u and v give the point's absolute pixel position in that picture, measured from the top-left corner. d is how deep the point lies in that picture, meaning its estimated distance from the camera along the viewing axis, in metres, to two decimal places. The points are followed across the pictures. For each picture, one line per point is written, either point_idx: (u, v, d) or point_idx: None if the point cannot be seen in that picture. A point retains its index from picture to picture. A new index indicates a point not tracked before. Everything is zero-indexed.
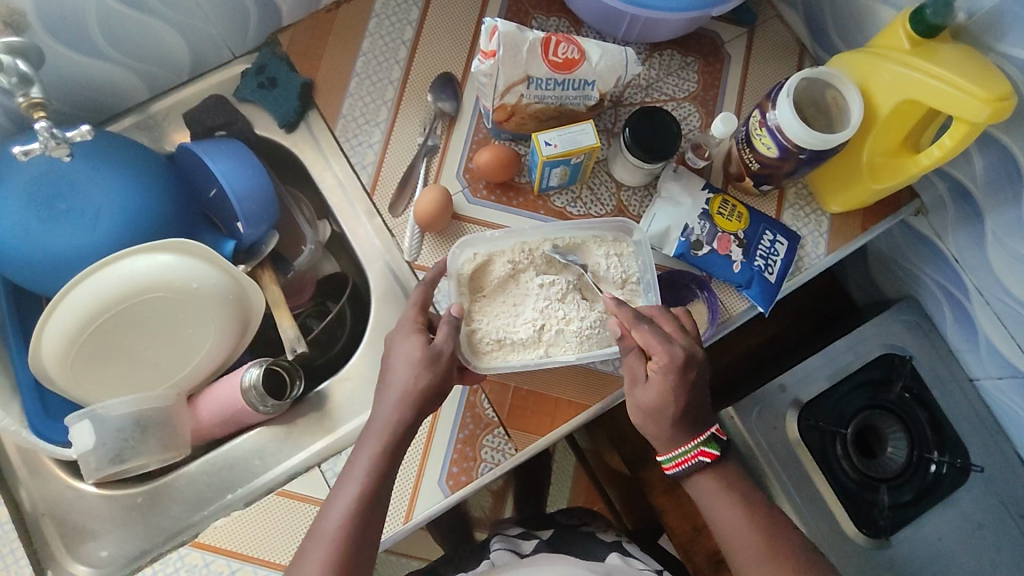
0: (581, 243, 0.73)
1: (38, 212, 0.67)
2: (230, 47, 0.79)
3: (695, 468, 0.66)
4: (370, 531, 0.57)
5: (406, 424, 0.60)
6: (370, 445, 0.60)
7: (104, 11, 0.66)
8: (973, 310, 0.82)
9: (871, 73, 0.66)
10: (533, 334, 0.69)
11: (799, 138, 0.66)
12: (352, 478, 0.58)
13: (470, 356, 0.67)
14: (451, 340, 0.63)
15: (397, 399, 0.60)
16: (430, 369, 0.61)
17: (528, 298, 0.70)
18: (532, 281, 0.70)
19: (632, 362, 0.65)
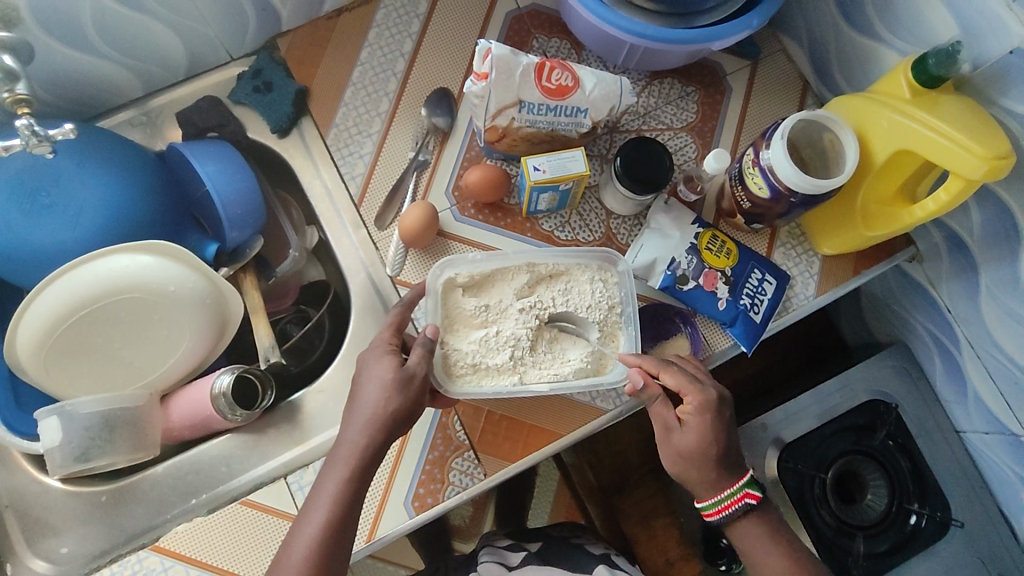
0: (565, 270, 0.72)
1: (22, 205, 0.67)
2: (228, 49, 0.79)
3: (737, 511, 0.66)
4: (335, 559, 0.56)
5: (372, 447, 0.59)
6: (338, 470, 0.59)
7: (98, 10, 0.65)
8: (964, 363, 0.81)
9: (871, 119, 0.65)
10: (509, 361, 0.68)
11: (791, 180, 0.65)
12: (320, 504, 0.57)
13: (443, 378, 0.67)
14: (425, 363, 0.62)
15: (365, 421, 0.59)
16: (400, 393, 0.60)
17: (506, 322, 0.69)
18: (512, 305, 0.69)
19: (660, 409, 0.66)
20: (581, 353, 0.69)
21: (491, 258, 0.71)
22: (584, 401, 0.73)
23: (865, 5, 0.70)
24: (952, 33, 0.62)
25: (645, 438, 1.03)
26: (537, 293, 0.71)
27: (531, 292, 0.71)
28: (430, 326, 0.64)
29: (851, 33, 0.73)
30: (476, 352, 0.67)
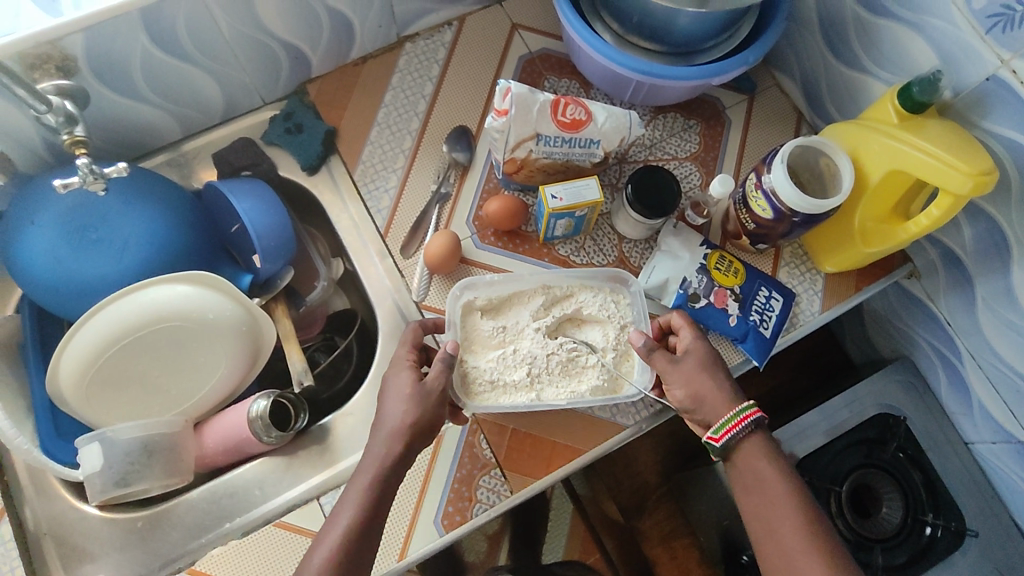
0: (579, 291, 0.76)
1: (71, 240, 0.71)
2: (262, 95, 0.85)
3: (744, 433, 0.65)
4: (359, 563, 0.58)
5: (397, 457, 0.61)
6: (360, 480, 0.61)
7: (147, 60, 0.70)
8: (967, 374, 0.84)
9: (863, 144, 0.70)
10: (527, 378, 0.71)
11: (792, 202, 0.69)
12: (344, 511, 0.59)
13: (462, 395, 0.70)
14: (443, 377, 0.66)
15: (389, 434, 0.62)
16: (417, 406, 0.63)
17: (523, 342, 0.72)
18: (528, 325, 0.73)
19: (660, 354, 0.69)
20: (597, 371, 0.73)
21: (507, 281, 0.75)
22: (605, 417, 0.76)
23: (850, 41, 0.76)
24: (933, 64, 0.68)
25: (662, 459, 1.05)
26: (552, 313, 0.74)
27: (545, 314, 0.75)
28: (452, 340, 0.68)
29: (840, 68, 0.80)
30: (495, 368, 0.70)
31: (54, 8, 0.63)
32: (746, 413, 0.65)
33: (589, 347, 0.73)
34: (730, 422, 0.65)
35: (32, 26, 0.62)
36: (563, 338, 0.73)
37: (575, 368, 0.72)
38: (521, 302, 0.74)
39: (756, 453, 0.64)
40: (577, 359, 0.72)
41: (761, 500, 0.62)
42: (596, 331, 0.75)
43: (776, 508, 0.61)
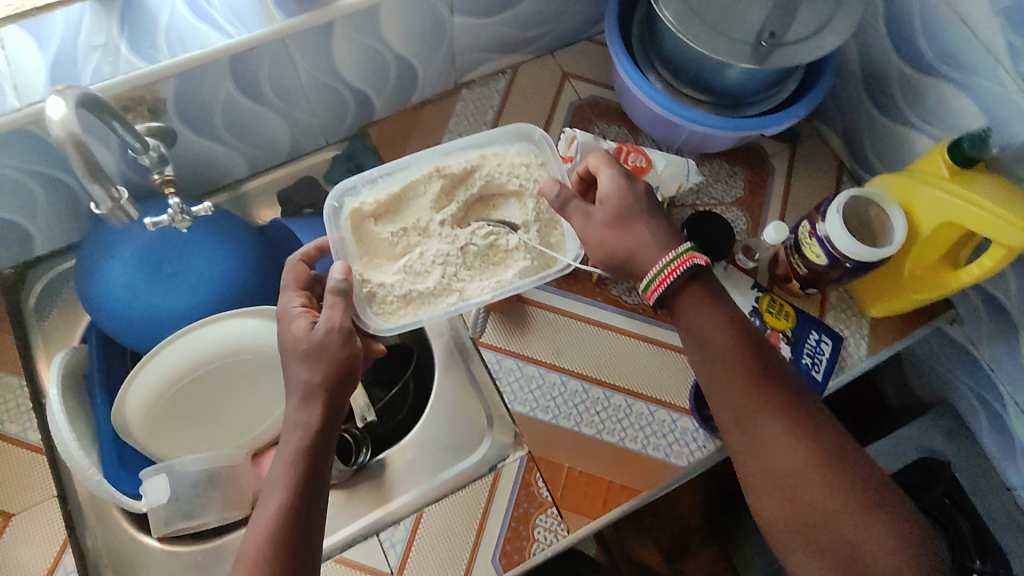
0: (481, 164, 0.74)
1: (148, 274, 0.74)
2: (326, 136, 0.88)
3: (681, 284, 0.61)
4: (298, 546, 0.52)
5: (317, 422, 0.57)
6: (283, 453, 0.56)
7: (229, 104, 0.74)
8: (1011, 421, 0.85)
9: (912, 195, 0.72)
10: (440, 280, 0.69)
11: (847, 249, 0.72)
12: (275, 491, 0.54)
13: (370, 318, 0.67)
14: (337, 309, 0.60)
15: (301, 398, 0.58)
16: (317, 361, 0.58)
17: (431, 242, 0.71)
18: (432, 221, 0.71)
19: (576, 206, 0.66)
20: (522, 252, 0.72)
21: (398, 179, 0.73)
22: (660, 457, 0.76)
23: (896, 97, 0.80)
24: (980, 122, 0.71)
25: (703, 501, 1.05)
26: (456, 198, 0.73)
27: (452, 195, 0.73)
28: (339, 264, 0.62)
29: (883, 121, 0.83)
30: (402, 282, 0.68)
31: (150, 53, 0.66)
32: (674, 266, 0.61)
33: (508, 228, 0.72)
34: (657, 280, 0.61)
35: (130, 70, 0.64)
36: (476, 225, 0.72)
37: (497, 256, 0.72)
38: (421, 190, 0.72)
39: (695, 309, 0.61)
40: (497, 243, 0.72)
41: (713, 369, 0.60)
42: (513, 207, 0.74)
43: (727, 372, 0.59)
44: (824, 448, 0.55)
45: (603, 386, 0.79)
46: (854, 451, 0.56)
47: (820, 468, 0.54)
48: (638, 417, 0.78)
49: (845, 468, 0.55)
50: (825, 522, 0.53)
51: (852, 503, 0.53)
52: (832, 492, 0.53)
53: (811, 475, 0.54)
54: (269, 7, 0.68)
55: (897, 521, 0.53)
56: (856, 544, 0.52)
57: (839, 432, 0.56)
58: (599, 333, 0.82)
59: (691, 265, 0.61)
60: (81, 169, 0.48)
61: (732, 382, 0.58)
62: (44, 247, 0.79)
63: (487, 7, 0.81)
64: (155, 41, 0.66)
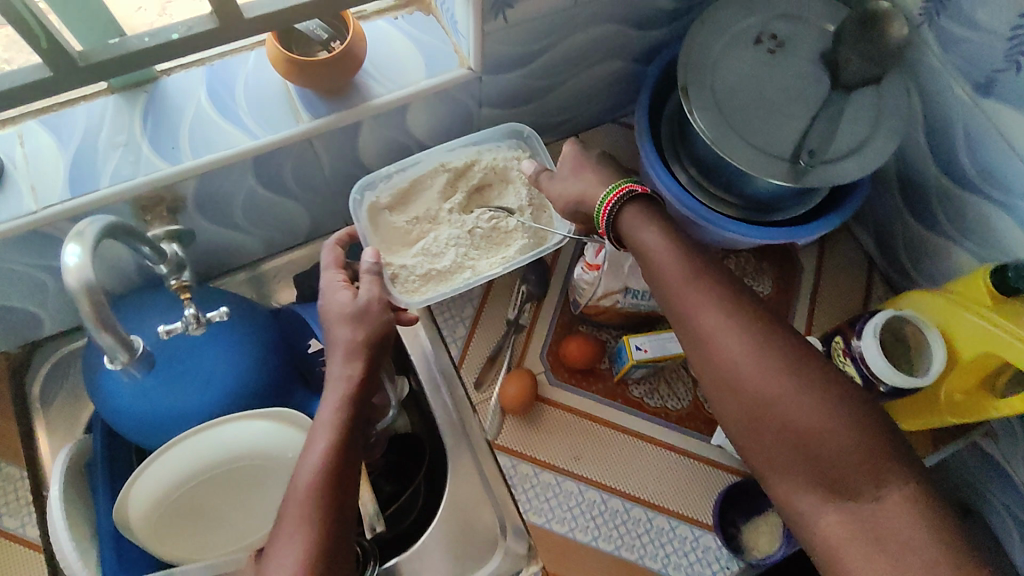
0: (478, 158, 0.77)
1: (158, 371, 0.71)
2: (346, 217, 0.86)
3: (622, 205, 0.64)
4: (343, 484, 0.56)
5: (357, 381, 0.61)
6: (330, 395, 0.60)
7: (249, 198, 0.72)
8: None
9: (952, 320, 0.70)
10: (456, 261, 0.74)
11: (884, 374, 0.69)
12: (318, 435, 0.57)
13: (398, 294, 0.72)
14: (376, 286, 0.67)
15: (345, 353, 0.62)
16: (360, 322, 0.63)
17: (441, 226, 0.75)
18: (441, 210, 0.76)
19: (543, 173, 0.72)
20: (521, 232, 0.76)
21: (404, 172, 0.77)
22: None
23: (934, 209, 0.77)
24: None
25: None
26: (459, 188, 0.77)
27: (454, 190, 0.77)
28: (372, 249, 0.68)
29: (918, 229, 0.81)
30: (421, 263, 0.73)
31: (171, 154, 0.64)
32: (611, 198, 0.64)
33: (506, 212, 0.76)
34: (602, 208, 0.65)
35: (151, 171, 0.63)
36: (481, 211, 0.77)
37: (501, 236, 0.76)
38: (426, 180, 0.77)
39: (641, 219, 0.63)
40: (499, 226, 0.76)
41: (657, 274, 0.60)
42: (509, 192, 0.78)
43: (662, 274, 0.60)
44: (764, 339, 0.55)
45: (622, 498, 0.76)
46: (800, 342, 0.55)
47: (763, 354, 0.54)
48: (657, 534, 0.75)
49: (790, 357, 0.54)
50: (772, 411, 0.53)
51: (793, 390, 0.53)
52: (768, 380, 0.53)
53: (753, 370, 0.54)
54: (297, 107, 0.67)
55: (842, 401, 0.52)
56: (801, 431, 0.52)
57: (780, 323, 0.56)
58: (620, 439, 0.79)
59: (630, 190, 0.64)
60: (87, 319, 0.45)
61: (672, 286, 0.59)
62: (53, 326, 0.78)
63: (515, 99, 0.80)
64: (178, 140, 0.64)
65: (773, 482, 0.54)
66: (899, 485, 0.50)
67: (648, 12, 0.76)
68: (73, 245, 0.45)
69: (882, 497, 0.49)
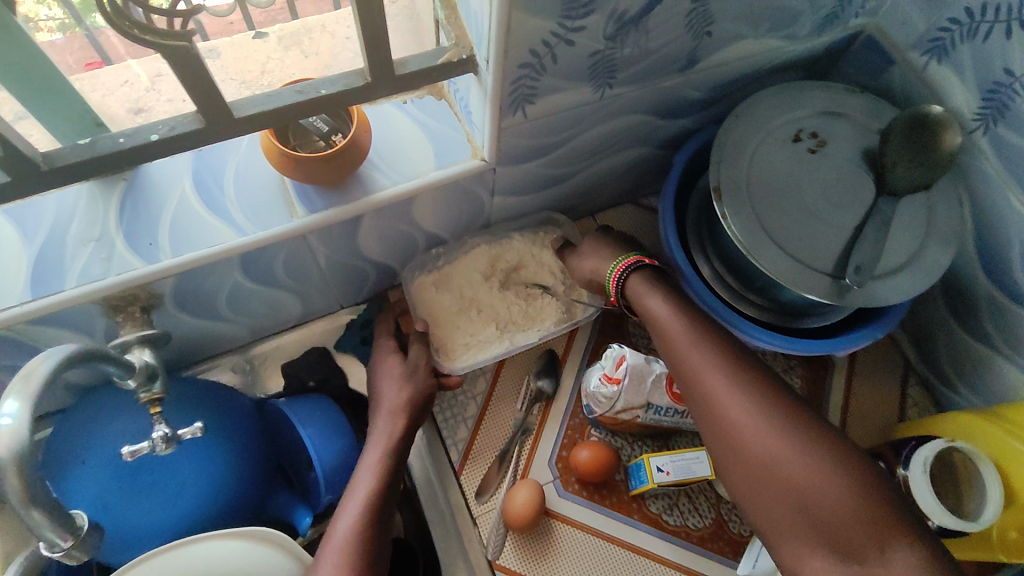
0: (513, 240, 0.79)
1: (122, 483, 0.63)
2: (343, 302, 0.80)
3: (630, 274, 0.68)
4: (382, 529, 0.60)
5: (400, 440, 0.66)
6: (373, 451, 0.65)
7: (235, 291, 0.66)
8: None
9: (1010, 456, 0.63)
10: (495, 332, 0.76)
11: (935, 516, 0.61)
12: (362, 481, 0.63)
13: (442, 359, 0.74)
14: (423, 353, 0.72)
15: (389, 412, 0.68)
16: (409, 381, 0.70)
17: (482, 297, 0.77)
18: (480, 284, 0.77)
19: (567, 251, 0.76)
20: (557, 305, 0.78)
21: (447, 251, 0.78)
22: None
23: (983, 321, 0.71)
24: None
25: None
26: (496, 267, 0.78)
27: (494, 273, 0.78)
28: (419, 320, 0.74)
29: (964, 340, 0.74)
30: (464, 330, 0.75)
31: (149, 251, 0.58)
32: (618, 269, 0.69)
33: (543, 288, 0.78)
34: (613, 276, 0.69)
35: (123, 270, 0.56)
36: (517, 288, 0.78)
37: (537, 308, 0.77)
38: (468, 254, 0.77)
39: (645, 290, 0.66)
40: (536, 299, 0.78)
41: (662, 338, 0.62)
42: (544, 270, 0.79)
43: (667, 332, 0.62)
44: (763, 397, 0.54)
45: None
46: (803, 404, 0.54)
47: (761, 408, 0.53)
48: None
49: (786, 407, 0.53)
50: (768, 457, 0.51)
51: (792, 447, 0.50)
52: (766, 433, 0.52)
53: (750, 426, 0.52)
54: (293, 201, 0.61)
55: (844, 461, 0.49)
56: (802, 489, 0.49)
57: (782, 385, 0.56)
58: (634, 562, 0.71)
59: (638, 262, 0.68)
60: (10, 490, 0.40)
61: (675, 344, 0.60)
62: None
63: (531, 185, 0.75)
64: (156, 234, 0.58)
65: (777, 547, 0.49)
66: (911, 549, 0.44)
67: (676, 101, 0.71)
68: (10, 399, 0.40)
69: (893, 561, 0.44)
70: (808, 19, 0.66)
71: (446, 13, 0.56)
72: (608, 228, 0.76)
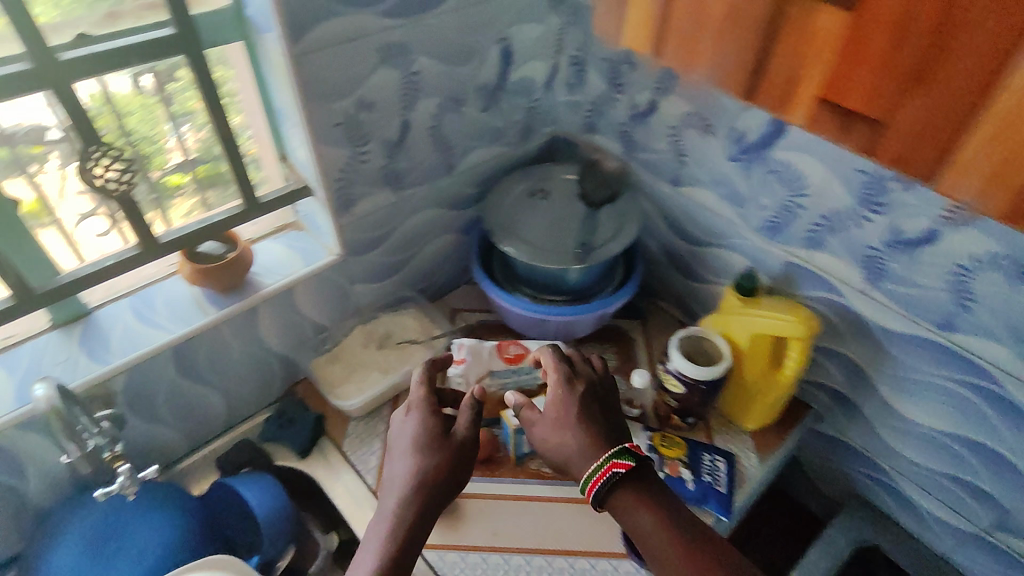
0: (381, 318, 1.10)
1: (90, 553, 0.79)
2: (258, 401, 1.02)
3: (609, 486, 0.73)
4: None
5: (413, 513, 0.73)
6: (378, 535, 0.71)
7: (171, 389, 0.88)
8: (900, 488, 0.98)
9: (725, 323, 0.94)
10: (379, 375, 1.02)
11: (694, 374, 0.89)
12: (363, 565, 0.69)
13: (330, 392, 1.00)
14: (464, 427, 0.79)
15: (405, 484, 0.74)
16: (426, 453, 0.76)
17: (364, 359, 1.05)
18: (363, 353, 1.05)
19: (527, 412, 0.82)
20: (424, 348, 1.06)
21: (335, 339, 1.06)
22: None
23: (694, 266, 1.07)
24: (749, 267, 0.98)
25: None
26: (372, 341, 1.07)
27: (370, 342, 1.07)
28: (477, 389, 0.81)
29: (696, 286, 1.09)
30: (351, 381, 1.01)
31: (104, 358, 0.81)
32: (595, 481, 0.73)
33: (412, 340, 1.07)
34: (591, 481, 0.73)
35: (85, 372, 0.79)
36: (392, 347, 1.06)
37: (408, 353, 1.05)
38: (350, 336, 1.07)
39: (628, 508, 0.72)
40: (406, 347, 1.06)
41: (661, 561, 0.70)
42: (410, 331, 1.09)
43: (665, 552, 0.70)
44: None
45: (546, 554, 0.86)
46: None
47: None
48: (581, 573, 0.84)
49: None
50: None
51: None
52: None
53: None
54: (205, 305, 0.88)
55: None
56: None
57: None
58: (528, 507, 0.90)
59: (613, 473, 0.73)
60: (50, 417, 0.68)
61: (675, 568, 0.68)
62: None
63: (379, 273, 1.06)
64: (107, 348, 0.82)
65: None
66: None
67: (455, 196, 1.09)
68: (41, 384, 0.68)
69: None
70: (511, 131, 1.10)
71: (288, 171, 0.93)
72: (571, 386, 0.82)
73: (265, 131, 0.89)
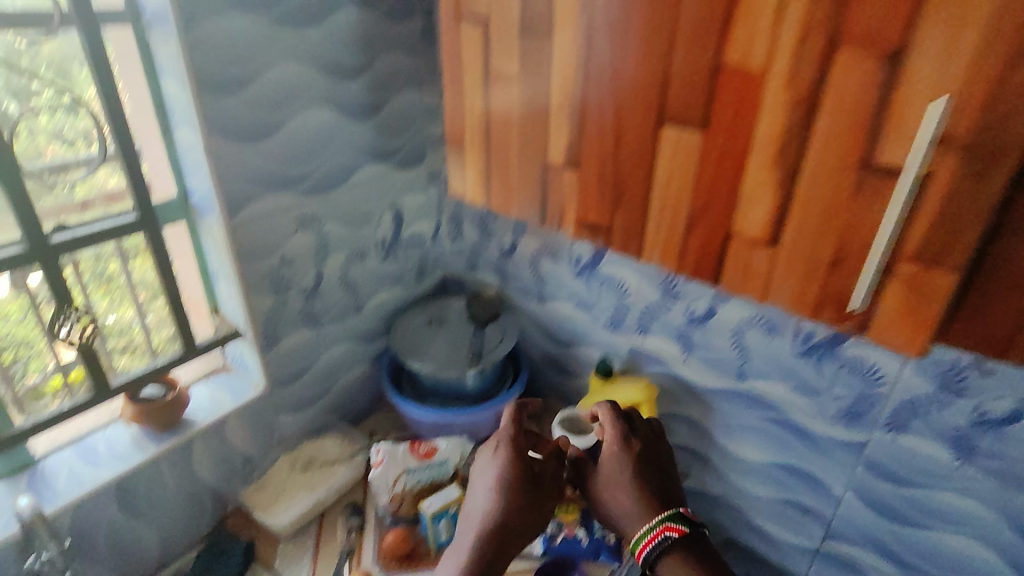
0: (303, 447, 1.23)
1: None
2: (189, 537, 1.09)
3: (660, 546, 0.82)
4: None
5: (490, 540, 0.84)
6: (458, 559, 0.83)
7: (108, 526, 0.96)
8: (758, 524, 1.19)
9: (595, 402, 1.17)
10: (305, 494, 1.13)
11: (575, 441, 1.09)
12: None
13: (257, 513, 1.10)
14: (545, 467, 0.91)
15: (482, 518, 0.86)
16: (499, 492, 0.87)
17: (291, 483, 1.16)
18: (288, 477, 1.17)
19: (588, 471, 0.92)
20: (345, 466, 1.20)
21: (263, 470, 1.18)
22: None
23: (568, 366, 1.32)
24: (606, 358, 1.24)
25: None
26: (297, 466, 1.19)
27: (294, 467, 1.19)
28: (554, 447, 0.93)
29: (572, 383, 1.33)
30: (278, 503, 1.12)
31: (49, 498, 0.89)
32: (648, 541, 0.83)
33: (333, 461, 1.21)
34: (643, 540, 0.83)
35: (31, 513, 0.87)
36: (315, 469, 1.19)
37: (330, 472, 1.18)
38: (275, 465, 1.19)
39: (675, 568, 0.82)
40: (329, 467, 1.19)
41: None
42: (331, 454, 1.22)
43: None
44: None
45: None
46: None
47: None
48: None
49: None
50: None
51: None
52: None
53: None
54: (144, 443, 0.99)
55: None
56: None
57: None
58: None
59: (664, 535, 0.83)
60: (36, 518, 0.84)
61: None
62: None
63: (302, 403, 1.22)
64: (52, 489, 0.91)
65: None
66: None
67: (365, 331, 1.30)
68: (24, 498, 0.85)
69: None
70: (408, 275, 1.36)
71: (219, 321, 1.10)
72: (627, 443, 0.91)
73: (200, 291, 1.08)
